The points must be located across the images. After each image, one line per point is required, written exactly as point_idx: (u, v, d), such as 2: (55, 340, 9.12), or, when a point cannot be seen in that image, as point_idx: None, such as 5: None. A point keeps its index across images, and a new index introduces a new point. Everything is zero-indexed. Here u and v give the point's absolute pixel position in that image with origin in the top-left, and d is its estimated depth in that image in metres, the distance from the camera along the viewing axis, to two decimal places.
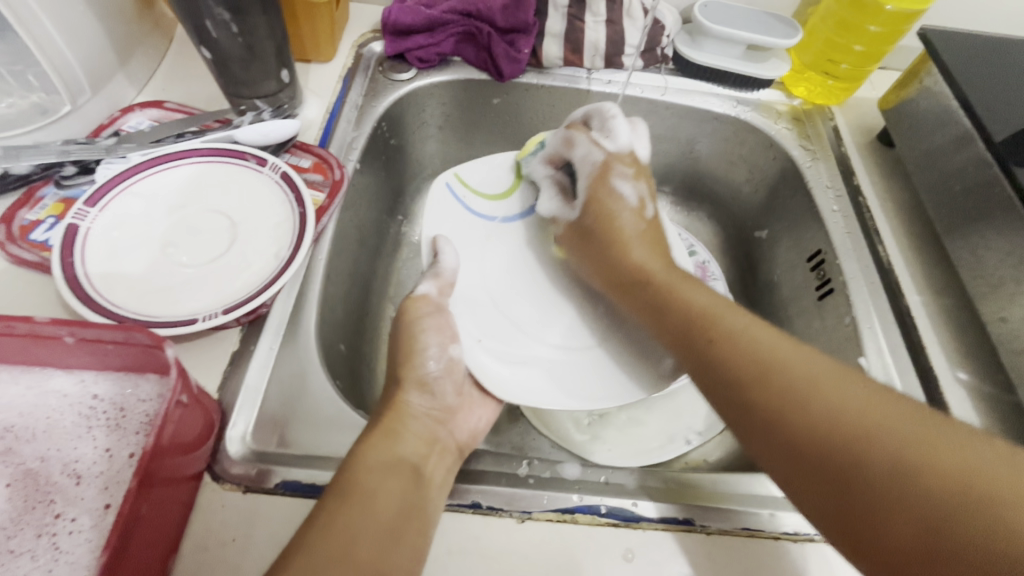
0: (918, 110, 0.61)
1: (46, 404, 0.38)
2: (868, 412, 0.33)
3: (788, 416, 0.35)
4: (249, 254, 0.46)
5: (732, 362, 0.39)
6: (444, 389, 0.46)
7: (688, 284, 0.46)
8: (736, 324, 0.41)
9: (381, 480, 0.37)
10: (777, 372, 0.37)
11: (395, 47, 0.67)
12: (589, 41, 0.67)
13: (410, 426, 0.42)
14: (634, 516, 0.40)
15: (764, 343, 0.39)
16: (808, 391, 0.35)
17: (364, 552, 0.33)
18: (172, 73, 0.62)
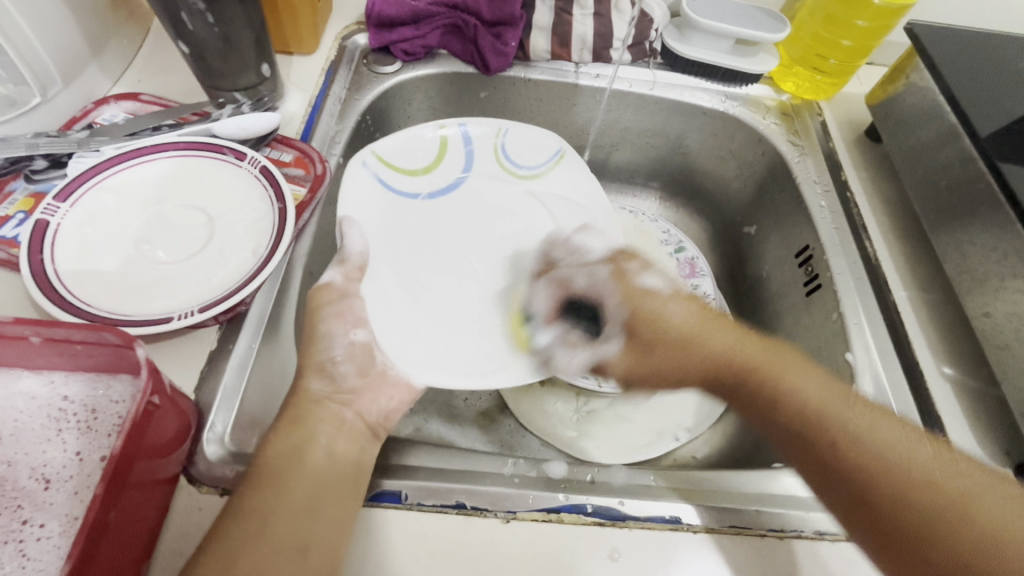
0: (905, 105, 0.60)
1: (14, 406, 0.36)
2: (917, 463, 0.37)
3: (867, 474, 0.37)
4: (227, 250, 0.45)
5: (804, 427, 0.40)
6: (344, 373, 0.42)
7: (796, 367, 0.43)
8: (803, 386, 0.42)
9: (293, 464, 0.36)
10: (861, 440, 0.38)
11: (379, 39, 0.65)
12: (577, 34, 0.67)
13: (315, 414, 0.40)
14: (620, 515, 0.40)
15: (833, 410, 0.40)
16: (885, 453, 0.37)
17: (277, 531, 0.33)
18: (148, 65, 0.60)
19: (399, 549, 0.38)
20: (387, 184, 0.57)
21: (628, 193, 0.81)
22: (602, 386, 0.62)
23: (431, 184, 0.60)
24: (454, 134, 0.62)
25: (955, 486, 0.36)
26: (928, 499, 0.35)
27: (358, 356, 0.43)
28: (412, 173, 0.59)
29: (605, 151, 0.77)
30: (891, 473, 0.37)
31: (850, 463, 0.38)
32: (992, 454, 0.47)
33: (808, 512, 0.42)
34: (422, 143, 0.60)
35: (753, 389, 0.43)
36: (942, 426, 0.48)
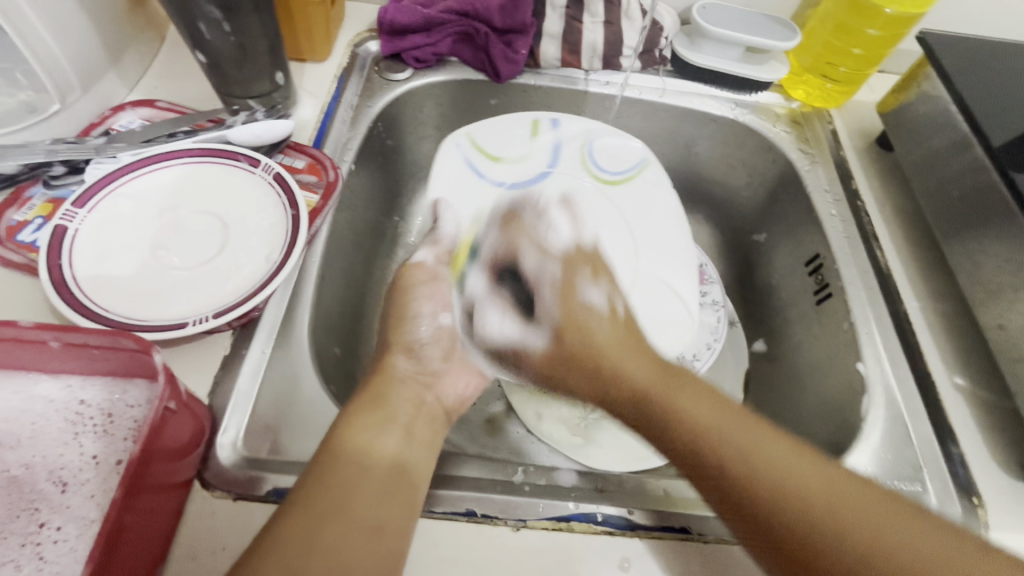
0: (918, 114, 0.60)
1: (32, 409, 0.37)
2: (855, 515, 0.34)
3: (794, 523, 0.35)
4: (241, 257, 0.46)
5: (716, 462, 0.38)
6: (430, 355, 0.47)
7: (715, 403, 0.40)
8: (715, 420, 0.39)
9: (371, 444, 0.38)
10: (794, 493, 0.35)
11: (391, 47, 0.66)
12: (587, 42, 0.67)
13: (397, 395, 0.42)
14: (630, 525, 0.40)
15: (768, 455, 0.37)
16: (810, 505, 0.35)
17: (357, 513, 0.34)
18: (164, 72, 0.61)
19: (409, 556, 0.38)
20: (474, 166, 0.60)
21: None
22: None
23: (513, 174, 0.61)
24: (546, 138, 0.63)
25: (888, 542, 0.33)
26: (856, 542, 0.33)
27: (442, 340, 0.48)
28: (496, 159, 0.61)
29: None
30: (821, 515, 0.34)
31: (786, 528, 0.35)
32: (1006, 467, 0.47)
33: None
34: (518, 134, 0.63)
35: (672, 424, 0.40)
36: (955, 437, 0.48)
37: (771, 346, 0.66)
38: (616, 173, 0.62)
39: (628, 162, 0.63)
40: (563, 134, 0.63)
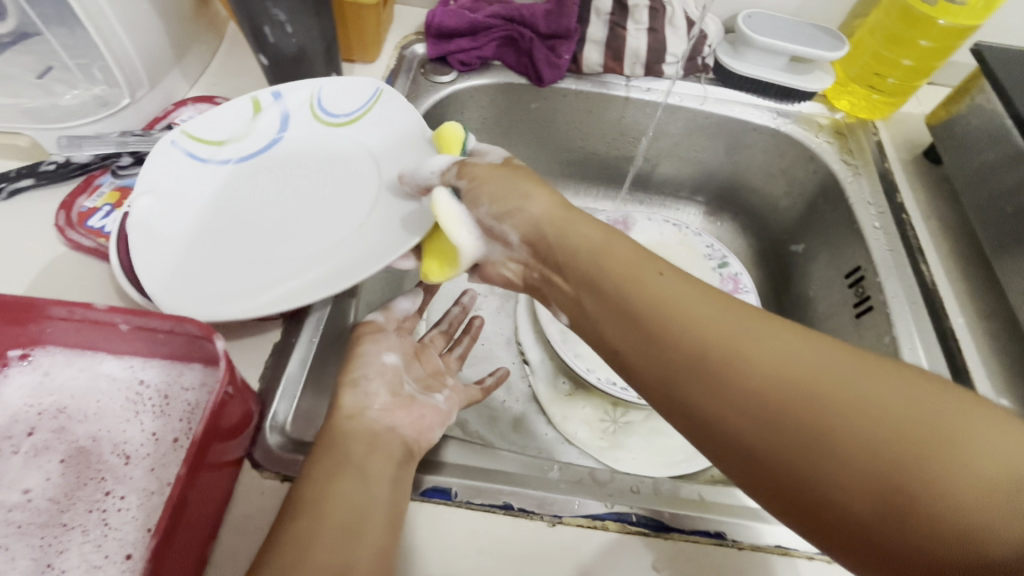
0: (970, 127, 0.59)
1: (98, 386, 0.39)
2: (813, 377, 0.29)
3: (730, 386, 0.30)
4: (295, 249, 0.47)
5: (665, 348, 0.33)
6: (376, 390, 0.41)
7: (625, 247, 0.38)
8: (678, 287, 0.34)
9: (326, 489, 0.33)
10: (729, 353, 0.30)
11: (437, 50, 0.68)
12: (630, 49, 0.67)
13: (347, 431, 0.37)
14: (665, 527, 0.40)
15: (690, 309, 0.33)
16: (760, 368, 0.30)
17: (318, 564, 0.29)
18: (223, 70, 0.63)
19: (448, 545, 0.39)
20: (196, 157, 0.49)
21: (671, 207, 0.82)
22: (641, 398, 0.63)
23: (240, 149, 0.51)
24: (271, 114, 0.53)
25: (852, 401, 0.28)
26: (820, 407, 0.28)
27: (387, 376, 0.42)
28: (218, 143, 0.50)
29: (651, 164, 0.78)
30: (837, 388, 0.28)
31: (720, 387, 0.30)
32: None
33: None
34: (230, 109, 0.51)
35: (606, 282, 0.36)
36: None
37: None
38: (351, 112, 0.54)
39: (359, 98, 0.55)
40: (288, 106, 0.53)
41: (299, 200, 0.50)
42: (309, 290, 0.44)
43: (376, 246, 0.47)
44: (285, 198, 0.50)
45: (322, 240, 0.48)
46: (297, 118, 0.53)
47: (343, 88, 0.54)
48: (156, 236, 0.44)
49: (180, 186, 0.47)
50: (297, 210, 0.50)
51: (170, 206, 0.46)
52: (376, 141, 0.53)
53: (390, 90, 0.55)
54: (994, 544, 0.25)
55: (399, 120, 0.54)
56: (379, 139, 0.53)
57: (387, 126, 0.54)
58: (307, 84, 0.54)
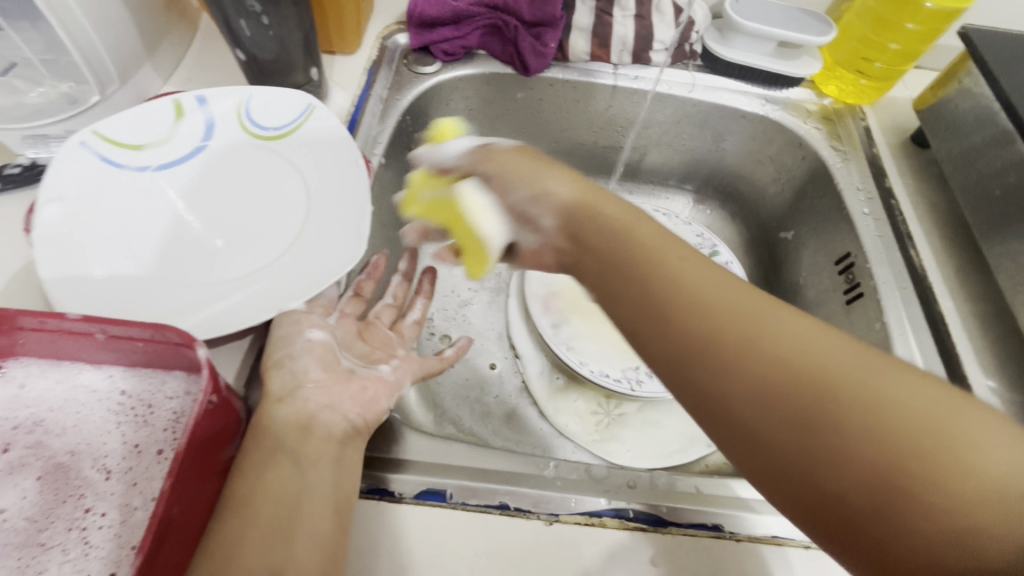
0: (958, 110, 0.59)
1: (76, 398, 0.38)
2: (818, 360, 0.28)
3: (732, 357, 0.30)
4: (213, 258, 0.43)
5: (671, 318, 0.32)
6: (305, 367, 0.38)
7: (640, 218, 0.38)
8: (694, 277, 0.33)
9: (256, 482, 0.32)
10: (730, 332, 0.30)
11: (420, 39, 0.66)
12: (617, 36, 0.66)
13: (276, 417, 0.35)
14: (662, 521, 0.40)
15: (694, 286, 0.33)
16: (757, 348, 0.29)
17: (245, 563, 0.28)
18: (197, 63, 0.61)
19: (444, 546, 0.38)
20: (111, 162, 0.44)
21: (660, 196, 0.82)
22: (634, 389, 0.62)
23: (161, 155, 0.46)
24: (194, 120, 0.48)
25: (854, 388, 0.27)
26: (816, 389, 0.28)
27: (318, 352, 0.40)
28: (135, 146, 0.46)
29: (640, 154, 0.77)
30: (837, 376, 0.28)
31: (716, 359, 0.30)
32: None
33: None
34: (152, 114, 0.47)
35: (619, 258, 0.36)
36: None
37: None
38: (280, 126, 0.49)
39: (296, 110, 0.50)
40: (214, 113, 0.48)
41: (223, 211, 0.45)
42: (216, 324, 0.39)
43: (294, 282, 0.42)
44: (208, 208, 0.45)
45: (238, 263, 0.43)
46: (222, 125, 0.48)
47: (280, 99, 0.50)
48: (56, 244, 0.39)
49: (83, 191, 0.42)
50: (214, 224, 0.45)
51: (81, 215, 0.42)
52: (305, 160, 0.48)
53: (324, 107, 0.50)
54: (986, 542, 0.24)
55: (338, 134, 0.49)
56: (308, 158, 0.48)
57: (326, 140, 0.49)
58: (235, 90, 0.49)
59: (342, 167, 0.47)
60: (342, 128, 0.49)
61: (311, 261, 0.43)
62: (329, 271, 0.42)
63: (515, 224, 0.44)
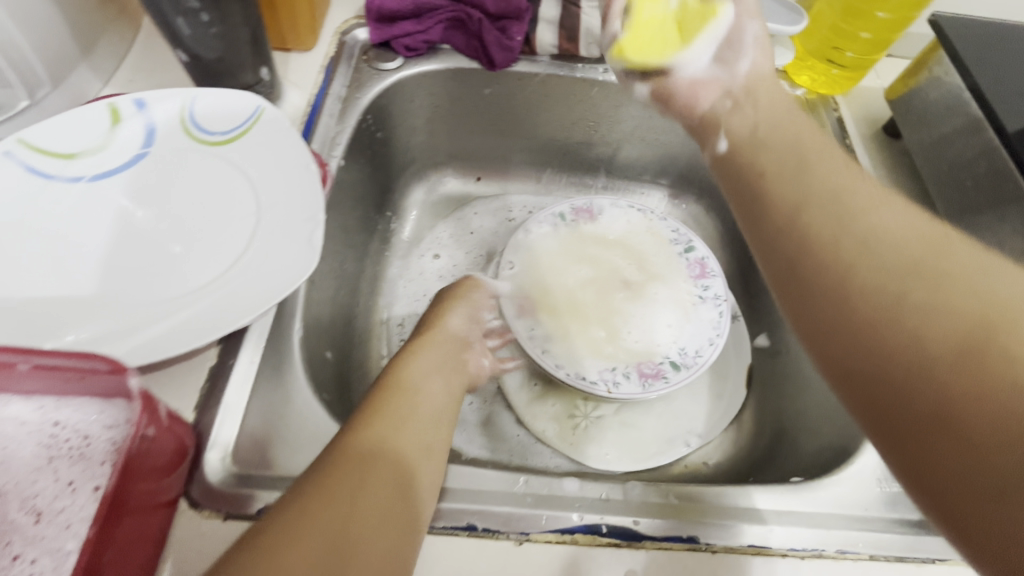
0: (927, 99, 0.58)
1: (3, 433, 0.35)
2: (955, 267, 0.31)
3: (856, 273, 0.32)
4: (153, 276, 0.40)
5: (802, 240, 0.35)
6: (435, 368, 0.44)
7: (829, 159, 0.40)
8: (888, 220, 0.34)
9: (388, 441, 0.36)
10: (843, 249, 0.33)
11: (380, 34, 0.63)
12: (585, 28, 0.64)
13: (410, 398, 0.40)
14: (636, 535, 0.39)
15: (846, 218, 0.34)
16: (869, 253, 0.32)
17: (366, 513, 0.32)
18: (140, 63, 0.57)
19: None
20: (39, 173, 0.41)
21: (635, 191, 0.80)
22: (611, 391, 0.59)
23: (96, 164, 0.43)
24: (133, 126, 0.44)
25: (980, 289, 0.29)
26: (919, 296, 0.30)
27: (449, 358, 0.46)
28: (67, 156, 0.42)
29: (613, 148, 0.75)
30: (947, 282, 0.30)
31: (820, 279, 0.33)
32: None
33: (830, 531, 0.40)
34: (84, 119, 0.43)
35: (808, 202, 0.36)
36: None
37: (774, 341, 0.65)
38: (227, 130, 0.46)
39: (243, 113, 0.47)
40: (154, 118, 0.45)
41: (173, 223, 0.42)
42: (152, 349, 0.36)
43: (241, 298, 0.39)
44: (158, 220, 0.42)
45: (181, 279, 0.40)
46: (164, 131, 0.45)
47: (226, 102, 0.47)
48: None
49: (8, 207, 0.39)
50: (160, 236, 0.42)
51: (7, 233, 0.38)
52: (255, 165, 0.45)
53: (274, 108, 0.47)
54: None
55: (290, 138, 0.46)
56: (258, 164, 0.45)
57: (277, 144, 0.46)
58: (178, 92, 0.46)
59: (294, 172, 0.44)
60: (293, 131, 0.46)
61: (259, 276, 0.40)
62: (278, 285, 0.39)
63: (714, 61, 0.53)
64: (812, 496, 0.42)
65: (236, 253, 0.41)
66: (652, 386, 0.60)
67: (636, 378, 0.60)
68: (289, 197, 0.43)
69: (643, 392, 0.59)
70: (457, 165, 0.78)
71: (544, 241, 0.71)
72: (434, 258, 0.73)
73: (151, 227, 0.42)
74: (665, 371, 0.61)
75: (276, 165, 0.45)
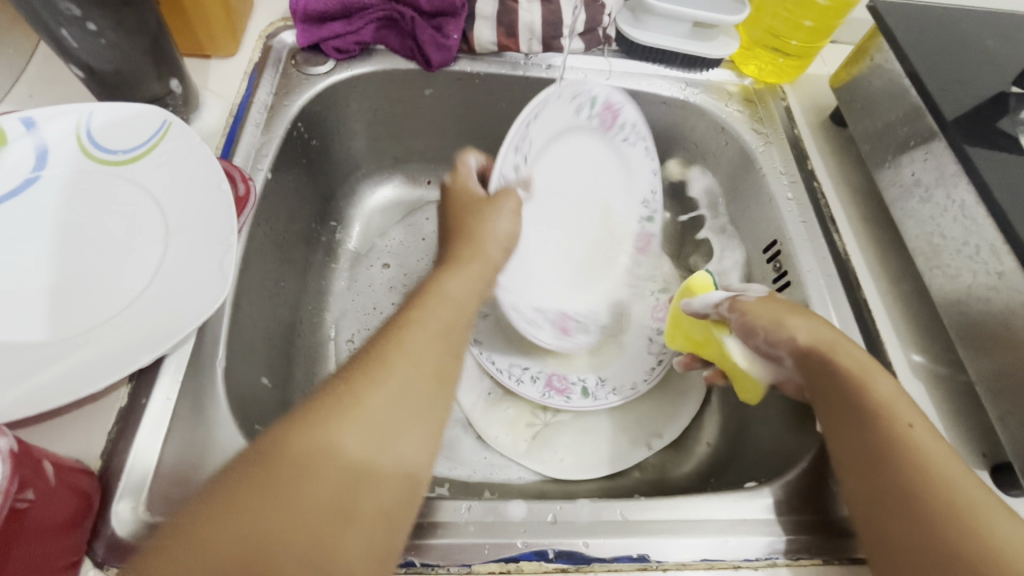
0: (870, 88, 0.57)
1: None
2: (937, 472, 0.36)
3: (877, 470, 0.37)
4: (46, 312, 0.36)
5: (862, 417, 0.40)
6: (422, 329, 0.38)
7: (879, 369, 0.42)
8: (942, 457, 0.36)
9: (361, 424, 0.31)
10: (915, 448, 0.37)
11: (308, 36, 0.60)
12: (524, 24, 0.61)
13: (399, 362, 0.35)
14: (584, 558, 0.37)
15: (898, 409, 0.39)
16: (927, 461, 0.36)
17: (319, 502, 0.28)
18: (41, 75, 0.52)
19: None
20: None
21: None
22: (535, 332, 0.57)
23: None
24: (21, 149, 0.41)
25: (957, 504, 0.34)
26: (936, 501, 0.34)
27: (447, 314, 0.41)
28: None
29: None
30: (934, 500, 0.34)
31: (892, 471, 0.37)
32: (968, 456, 0.45)
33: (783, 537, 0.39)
34: None
35: (835, 380, 0.42)
36: None
37: None
38: (130, 148, 0.43)
39: (147, 128, 0.43)
40: (46, 139, 0.41)
41: (70, 254, 0.39)
42: (45, 394, 0.33)
43: (151, 331, 0.36)
44: (53, 250, 0.39)
45: (79, 316, 0.36)
46: (58, 153, 0.41)
47: (127, 118, 0.43)
48: None
49: None
50: (57, 269, 0.38)
51: None
52: (164, 186, 0.42)
53: (182, 123, 0.44)
54: None
55: (201, 153, 0.43)
56: (168, 184, 0.42)
57: (185, 160, 0.43)
58: (72, 110, 0.42)
59: (206, 193, 0.42)
60: (205, 146, 0.43)
61: (172, 307, 0.37)
62: (189, 315, 0.37)
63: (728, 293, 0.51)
64: (765, 504, 0.41)
65: (143, 283, 0.38)
66: (566, 341, 0.61)
67: (554, 327, 0.60)
68: (205, 217, 0.41)
69: (559, 343, 0.59)
70: (404, 169, 0.75)
71: (561, 122, 0.57)
72: (384, 268, 0.70)
73: (48, 259, 0.38)
74: (573, 326, 0.62)
75: (187, 183, 0.42)
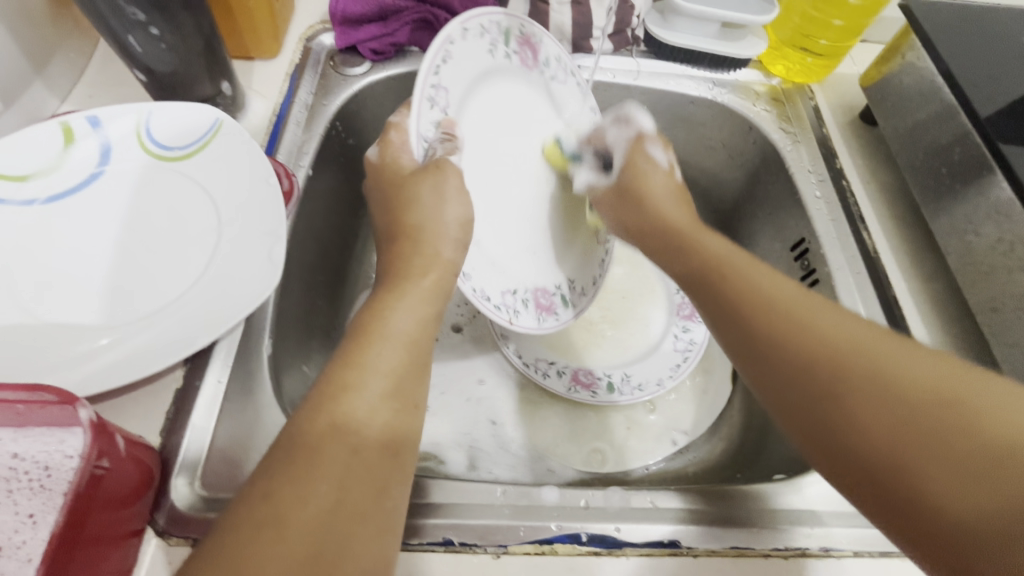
0: (902, 87, 0.57)
1: None
2: (838, 335, 0.32)
3: (782, 349, 0.34)
4: (109, 298, 0.39)
5: (728, 294, 0.38)
6: (402, 306, 0.37)
7: (707, 233, 0.45)
8: (832, 318, 0.34)
9: (359, 400, 0.31)
10: (801, 313, 0.34)
11: (346, 39, 0.62)
12: (554, 24, 0.62)
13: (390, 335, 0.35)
14: (616, 542, 0.38)
15: (767, 280, 0.38)
16: (812, 320, 0.34)
17: (322, 481, 0.28)
18: (99, 78, 0.55)
19: None
20: None
21: None
22: (512, 321, 0.48)
23: (49, 185, 0.42)
24: (88, 146, 0.43)
25: (869, 355, 0.31)
26: (851, 366, 0.31)
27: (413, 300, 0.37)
28: (21, 177, 0.41)
29: None
30: (854, 368, 0.31)
31: (793, 343, 0.33)
32: None
33: (812, 528, 0.40)
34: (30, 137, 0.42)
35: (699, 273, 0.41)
36: None
37: None
38: (185, 145, 0.45)
39: (199, 124, 0.46)
40: (110, 137, 0.44)
41: (129, 243, 0.41)
42: (113, 375, 0.35)
43: (207, 318, 0.38)
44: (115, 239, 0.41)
45: (142, 302, 0.39)
46: (120, 150, 0.44)
47: (182, 116, 0.45)
48: None
49: None
50: (119, 258, 0.41)
51: None
52: (216, 180, 0.44)
53: (233, 121, 0.46)
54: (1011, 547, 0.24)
55: (249, 149, 0.45)
56: (219, 178, 0.44)
57: (234, 155, 0.45)
58: (133, 109, 0.45)
59: (255, 187, 0.44)
60: (252, 141, 0.45)
61: (224, 294, 0.39)
62: (241, 303, 0.39)
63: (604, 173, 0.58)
64: (793, 496, 0.42)
65: (197, 272, 0.40)
66: (547, 322, 0.53)
67: (534, 311, 0.51)
68: (255, 209, 0.43)
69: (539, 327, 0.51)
70: None
71: (479, 66, 0.47)
72: None
73: (111, 248, 0.41)
74: (556, 308, 0.54)
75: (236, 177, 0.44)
